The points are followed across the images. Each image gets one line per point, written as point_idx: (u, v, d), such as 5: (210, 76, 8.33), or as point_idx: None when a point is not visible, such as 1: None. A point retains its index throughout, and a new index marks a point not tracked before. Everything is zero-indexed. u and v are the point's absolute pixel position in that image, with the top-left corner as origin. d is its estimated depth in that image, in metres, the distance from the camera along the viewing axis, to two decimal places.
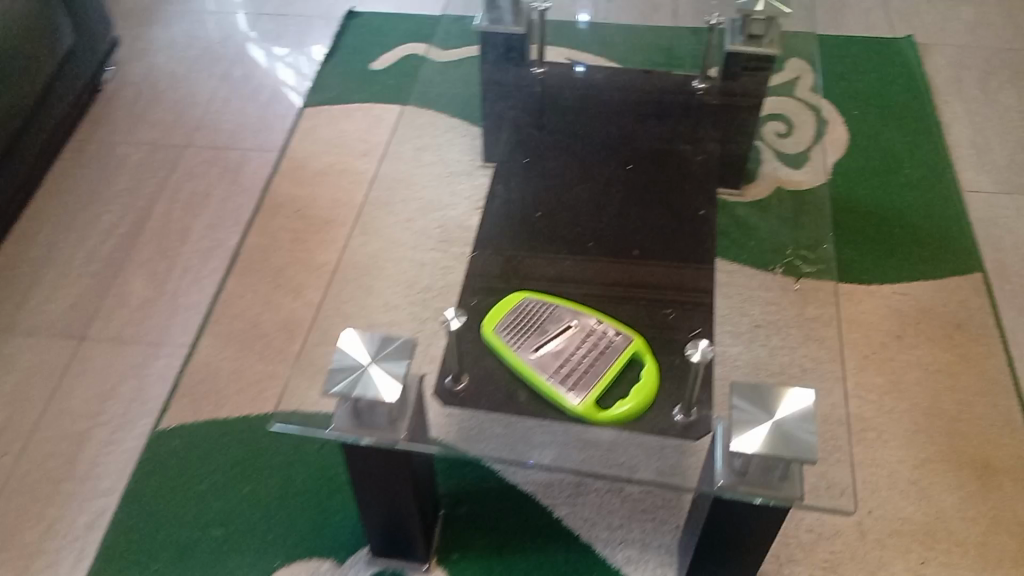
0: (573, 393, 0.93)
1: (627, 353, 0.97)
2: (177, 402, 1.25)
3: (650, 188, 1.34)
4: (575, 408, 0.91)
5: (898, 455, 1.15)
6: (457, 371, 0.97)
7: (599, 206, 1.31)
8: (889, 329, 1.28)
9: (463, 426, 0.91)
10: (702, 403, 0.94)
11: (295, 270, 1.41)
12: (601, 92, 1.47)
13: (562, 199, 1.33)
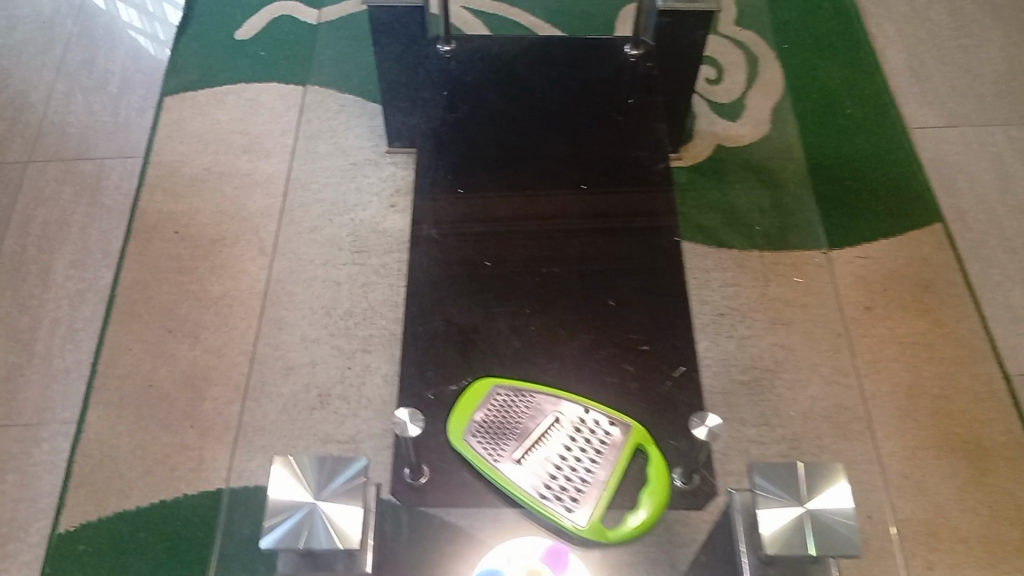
0: (572, 506, 0.73)
1: (628, 449, 0.77)
2: (73, 496, 1.06)
3: (618, 183, 1.01)
4: (579, 530, 0.72)
5: (887, 447, 1.08)
6: (414, 462, 0.80)
7: (561, 221, 0.98)
8: (857, 301, 1.19)
9: (426, 546, 0.75)
10: (704, 467, 0.81)
11: (188, 308, 1.20)
12: (528, 41, 1.12)
13: (510, 218, 0.99)
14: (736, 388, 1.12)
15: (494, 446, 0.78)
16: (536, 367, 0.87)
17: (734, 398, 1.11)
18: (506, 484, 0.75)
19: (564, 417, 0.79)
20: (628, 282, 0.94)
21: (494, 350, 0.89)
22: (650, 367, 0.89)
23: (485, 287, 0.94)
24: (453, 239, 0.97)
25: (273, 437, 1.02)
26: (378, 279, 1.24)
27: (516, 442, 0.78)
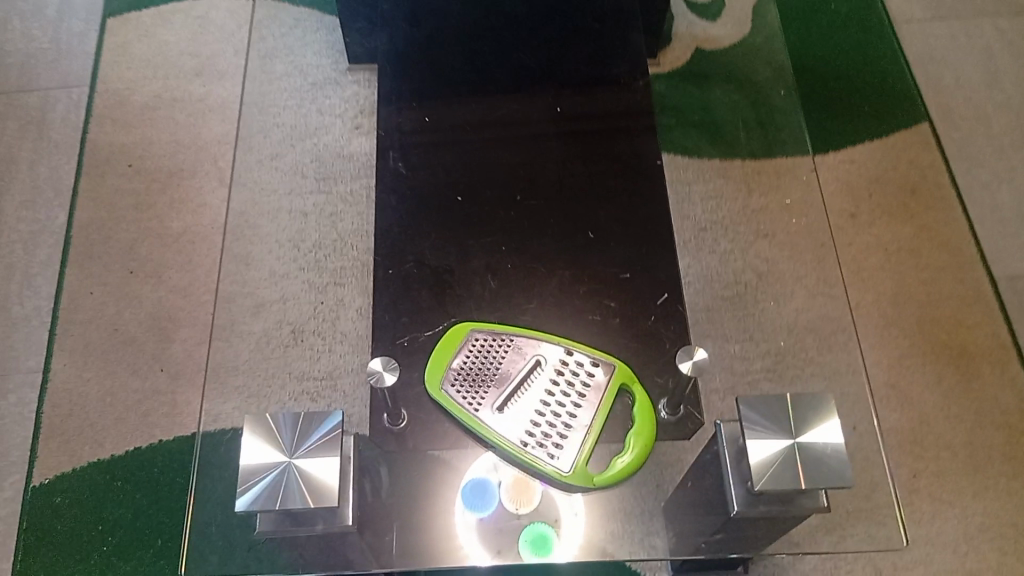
0: (555, 456, 0.65)
1: (612, 387, 0.68)
2: (46, 447, 1.03)
3: (595, 103, 0.97)
4: (563, 476, 0.64)
5: (873, 357, 1.06)
6: (392, 407, 0.81)
7: (536, 149, 0.95)
8: (842, 208, 1.15)
9: (417, 498, 0.76)
10: (688, 397, 0.81)
11: (150, 247, 1.15)
12: None
13: (482, 149, 0.95)
14: (720, 303, 1.09)
15: (471, 394, 0.69)
16: (516, 306, 0.85)
17: (717, 316, 1.08)
18: (481, 431, 0.66)
19: (546, 356, 0.70)
20: (610, 210, 0.91)
21: (469, 292, 0.87)
22: (634, 299, 0.86)
23: (458, 220, 0.91)
24: (421, 171, 0.93)
25: (246, 377, 1.00)
26: (347, 207, 1.19)
27: (493, 388, 0.68)
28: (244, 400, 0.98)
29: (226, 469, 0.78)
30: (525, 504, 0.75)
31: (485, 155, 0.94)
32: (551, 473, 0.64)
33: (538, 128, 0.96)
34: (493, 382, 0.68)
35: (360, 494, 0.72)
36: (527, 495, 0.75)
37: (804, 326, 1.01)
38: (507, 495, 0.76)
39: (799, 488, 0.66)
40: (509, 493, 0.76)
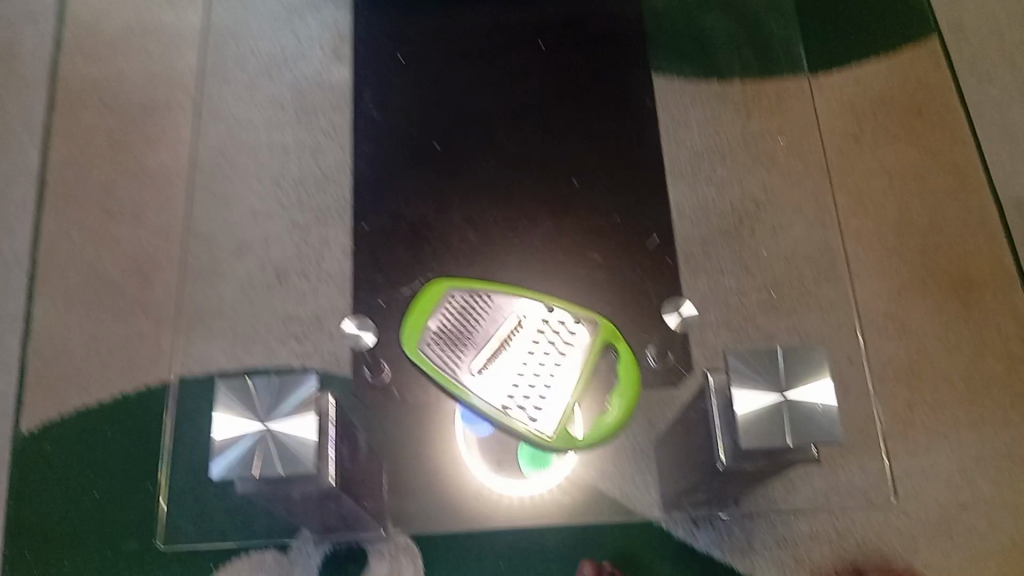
0: (536, 417, 0.63)
1: (596, 350, 0.65)
2: (32, 394, 1.02)
3: (586, 57, 1.06)
4: (545, 440, 0.62)
5: (872, 288, 1.03)
6: (374, 361, 0.86)
7: (528, 106, 1.02)
8: (844, 130, 1.10)
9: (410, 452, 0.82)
10: (668, 351, 0.87)
11: (127, 186, 1.12)
12: None
13: (472, 103, 1.02)
14: (717, 235, 1.00)
15: (449, 351, 0.65)
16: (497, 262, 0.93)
17: None
18: (461, 394, 0.63)
19: (528, 316, 0.66)
20: (598, 161, 1.00)
21: (449, 244, 0.94)
22: (614, 249, 0.95)
23: (440, 171, 0.98)
24: (401, 121, 1.00)
25: (230, 320, 1.00)
26: (329, 142, 1.13)
27: (472, 348, 0.65)
28: (229, 344, 0.99)
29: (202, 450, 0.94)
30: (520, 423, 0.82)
31: (473, 110, 1.01)
32: (535, 441, 0.62)
33: (529, 86, 1.03)
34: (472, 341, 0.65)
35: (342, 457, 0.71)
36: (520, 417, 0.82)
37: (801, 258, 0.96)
38: None
39: (780, 446, 0.65)
40: None
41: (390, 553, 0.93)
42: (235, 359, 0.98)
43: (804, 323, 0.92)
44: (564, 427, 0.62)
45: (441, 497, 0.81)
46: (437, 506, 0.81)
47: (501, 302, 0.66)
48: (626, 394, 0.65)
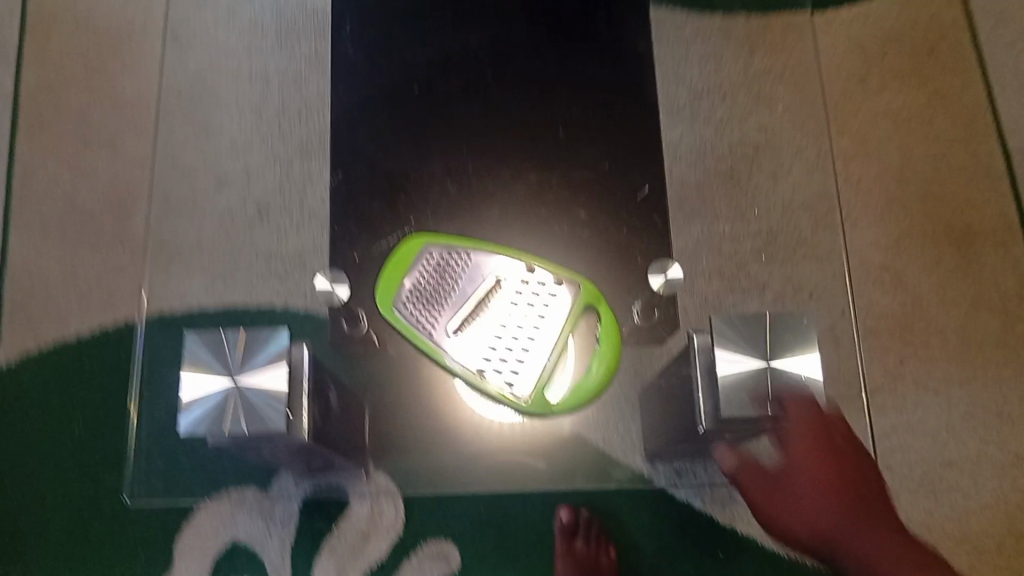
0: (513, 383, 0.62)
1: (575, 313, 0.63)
2: (11, 327, 1.00)
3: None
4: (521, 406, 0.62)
5: (871, 238, 1.01)
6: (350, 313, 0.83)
7: (523, 45, 0.91)
8: (851, 71, 1.06)
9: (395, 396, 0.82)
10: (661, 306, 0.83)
11: (105, 113, 1.07)
12: None
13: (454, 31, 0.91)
14: (713, 181, 1.00)
15: (425, 312, 0.63)
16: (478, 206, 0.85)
17: (709, 193, 1.00)
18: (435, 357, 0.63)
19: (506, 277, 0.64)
20: (590, 107, 0.88)
21: (424, 199, 0.86)
22: (609, 208, 0.85)
23: (411, 118, 0.88)
24: (370, 40, 0.91)
25: (211, 257, 0.98)
26: (310, 71, 1.08)
27: (448, 311, 0.63)
28: (209, 281, 0.98)
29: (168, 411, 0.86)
30: None
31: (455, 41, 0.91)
32: (510, 408, 0.62)
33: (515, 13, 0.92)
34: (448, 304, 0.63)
35: (315, 414, 0.69)
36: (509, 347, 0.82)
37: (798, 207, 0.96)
38: None
39: (758, 413, 0.64)
40: None
41: (372, 496, 0.90)
42: (215, 295, 0.99)
43: (798, 274, 0.93)
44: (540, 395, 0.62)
45: (426, 440, 0.82)
46: (422, 447, 0.82)
47: (479, 260, 0.64)
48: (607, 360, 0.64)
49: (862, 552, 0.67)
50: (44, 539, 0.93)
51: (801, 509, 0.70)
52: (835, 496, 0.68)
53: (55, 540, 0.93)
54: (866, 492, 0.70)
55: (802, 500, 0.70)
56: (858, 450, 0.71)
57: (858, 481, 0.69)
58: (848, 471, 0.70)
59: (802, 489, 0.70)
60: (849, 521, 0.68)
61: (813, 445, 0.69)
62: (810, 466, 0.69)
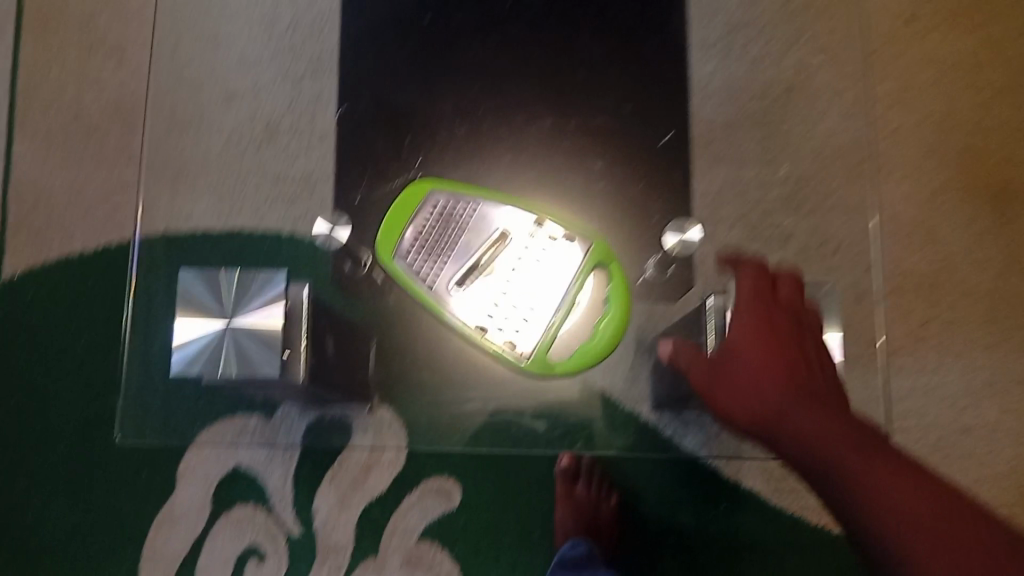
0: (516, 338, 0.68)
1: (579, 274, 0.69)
2: (15, 239, 0.98)
3: None
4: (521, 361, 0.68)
5: (904, 191, 0.96)
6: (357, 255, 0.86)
7: None
8: (898, 9, 0.99)
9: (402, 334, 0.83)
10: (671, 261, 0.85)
11: (112, 19, 1.03)
12: None
13: None
14: (742, 121, 0.91)
15: (428, 262, 0.70)
16: (492, 145, 0.90)
17: (735, 132, 0.91)
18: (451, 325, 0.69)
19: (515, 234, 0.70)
20: (607, 40, 0.94)
21: (435, 127, 0.91)
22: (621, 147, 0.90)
23: (425, 46, 0.93)
24: None
25: (218, 176, 0.96)
26: None
27: (452, 261, 0.69)
28: (217, 201, 0.96)
29: (157, 351, 0.84)
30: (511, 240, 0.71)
31: None
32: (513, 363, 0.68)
33: None
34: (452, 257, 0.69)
35: (313, 352, 0.68)
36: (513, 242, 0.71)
37: (833, 153, 0.87)
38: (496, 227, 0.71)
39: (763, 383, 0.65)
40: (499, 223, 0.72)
41: (374, 426, 0.87)
42: (222, 218, 0.96)
43: (826, 227, 0.85)
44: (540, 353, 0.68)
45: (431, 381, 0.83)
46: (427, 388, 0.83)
47: (485, 209, 0.71)
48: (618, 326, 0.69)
49: (802, 412, 0.61)
50: (51, 455, 0.92)
51: (736, 383, 0.66)
52: (772, 375, 0.64)
53: (62, 456, 0.92)
54: (807, 369, 0.65)
55: (738, 367, 0.66)
56: (802, 323, 0.68)
57: (798, 359, 0.65)
58: (787, 343, 0.66)
59: (736, 353, 0.67)
60: (797, 401, 0.62)
61: (758, 298, 0.68)
62: (748, 352, 0.66)
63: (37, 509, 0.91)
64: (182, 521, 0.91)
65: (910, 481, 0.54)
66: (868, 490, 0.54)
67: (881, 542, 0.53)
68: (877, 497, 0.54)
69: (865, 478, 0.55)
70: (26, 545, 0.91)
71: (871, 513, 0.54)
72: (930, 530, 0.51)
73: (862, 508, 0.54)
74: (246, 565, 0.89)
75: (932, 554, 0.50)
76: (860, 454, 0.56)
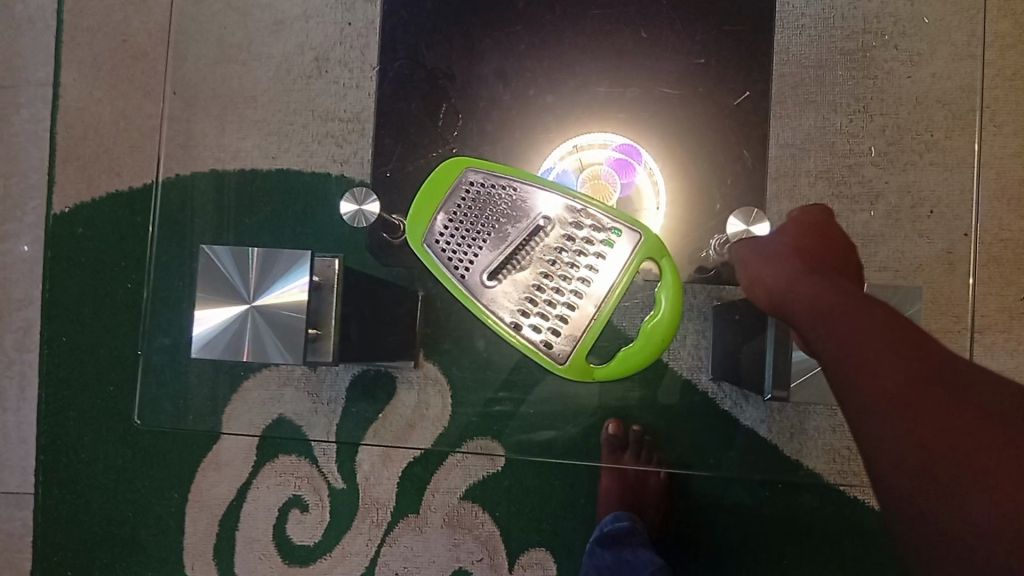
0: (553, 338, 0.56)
1: (631, 263, 0.56)
2: (64, 171, 0.96)
3: None
4: (558, 370, 0.56)
5: (1017, 147, 0.84)
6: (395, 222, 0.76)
7: None
8: None
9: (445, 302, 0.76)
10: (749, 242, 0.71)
11: None
12: None
13: None
14: (834, 59, 0.79)
15: (461, 243, 0.58)
16: (533, 99, 0.76)
17: (829, 73, 0.79)
18: (472, 308, 0.57)
19: (555, 216, 0.57)
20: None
21: (476, 104, 0.77)
22: (697, 118, 0.74)
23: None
24: None
25: (266, 111, 0.87)
26: None
27: (490, 241, 0.57)
28: (264, 139, 0.88)
29: (178, 331, 0.78)
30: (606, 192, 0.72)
31: None
32: (545, 366, 0.55)
33: None
34: (487, 236, 0.57)
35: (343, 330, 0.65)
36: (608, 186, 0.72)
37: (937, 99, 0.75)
38: (589, 179, 0.72)
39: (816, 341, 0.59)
40: (589, 182, 0.72)
41: (419, 383, 0.81)
42: (270, 157, 0.89)
43: (918, 184, 0.75)
44: (580, 358, 0.55)
45: (467, 347, 0.76)
46: (465, 357, 0.75)
47: (526, 191, 0.57)
48: (660, 338, 0.57)
49: (854, 312, 0.49)
50: (102, 393, 0.93)
51: (786, 275, 0.55)
52: (800, 260, 0.56)
53: (114, 395, 0.93)
54: (846, 270, 0.58)
55: (789, 267, 0.56)
56: (850, 259, 0.59)
57: (844, 266, 0.58)
58: (835, 255, 0.58)
59: (790, 256, 0.57)
60: (854, 300, 0.51)
61: (809, 245, 0.58)
62: (785, 256, 0.57)
63: (90, 444, 0.93)
64: (227, 468, 0.90)
65: (937, 382, 0.44)
66: (894, 393, 0.44)
67: (891, 449, 0.43)
68: (906, 409, 0.43)
69: (886, 381, 0.45)
70: (80, 480, 0.93)
71: (893, 415, 0.43)
72: (957, 408, 0.42)
73: (896, 397, 0.44)
74: (290, 514, 0.89)
75: (961, 456, 0.40)
76: (876, 343, 0.46)
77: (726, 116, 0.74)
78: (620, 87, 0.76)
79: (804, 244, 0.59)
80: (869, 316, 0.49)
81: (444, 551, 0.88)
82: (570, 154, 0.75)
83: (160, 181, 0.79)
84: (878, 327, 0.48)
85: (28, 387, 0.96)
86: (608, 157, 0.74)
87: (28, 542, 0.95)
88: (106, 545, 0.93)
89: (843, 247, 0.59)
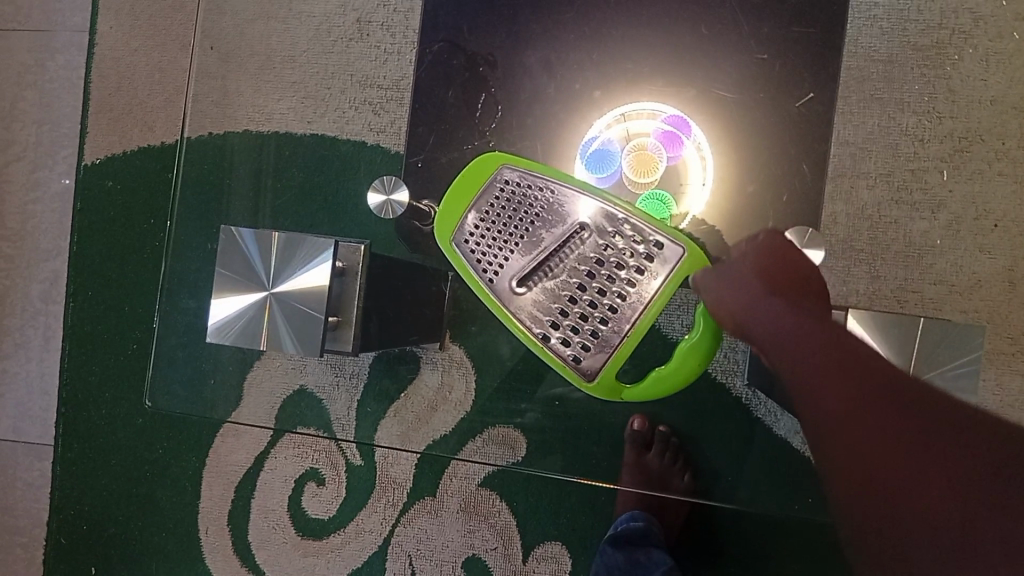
0: (582, 354, 0.55)
1: (672, 279, 0.54)
2: (96, 123, 0.94)
3: None
4: (585, 386, 0.55)
5: None
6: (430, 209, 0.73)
7: None
8: None
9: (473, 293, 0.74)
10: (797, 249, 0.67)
11: None
12: None
13: None
14: None
15: (492, 246, 0.57)
16: (580, 93, 0.73)
17: (898, 70, 0.72)
18: (500, 314, 0.56)
19: (591, 222, 0.56)
20: None
21: (520, 86, 0.73)
22: (752, 120, 0.70)
23: None
24: None
25: (305, 73, 0.83)
26: None
27: (522, 246, 0.56)
28: (300, 103, 0.83)
29: (203, 294, 0.73)
30: (650, 169, 0.67)
31: None
32: (573, 382, 0.55)
33: None
34: (520, 240, 0.56)
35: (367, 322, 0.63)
36: (652, 163, 0.67)
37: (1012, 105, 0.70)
38: (632, 155, 0.68)
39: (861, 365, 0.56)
40: (632, 156, 0.68)
41: (443, 364, 0.76)
42: (305, 121, 0.84)
43: None
44: (607, 376, 0.55)
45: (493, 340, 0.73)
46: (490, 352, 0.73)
47: (563, 195, 0.57)
48: (697, 358, 0.55)
49: (812, 372, 0.56)
50: (124, 350, 0.92)
51: (747, 297, 0.55)
52: (761, 279, 0.57)
53: (135, 354, 0.92)
54: (806, 290, 0.58)
55: (750, 287, 0.56)
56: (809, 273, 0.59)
57: (801, 289, 0.58)
58: (793, 279, 0.58)
59: (749, 277, 0.57)
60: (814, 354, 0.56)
61: (770, 267, 0.58)
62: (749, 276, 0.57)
63: (111, 400, 0.93)
64: (246, 435, 0.90)
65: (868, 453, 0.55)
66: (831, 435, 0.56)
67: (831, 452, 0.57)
68: (842, 440, 0.56)
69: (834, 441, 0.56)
70: (100, 436, 0.93)
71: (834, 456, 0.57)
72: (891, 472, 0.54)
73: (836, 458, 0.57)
74: (306, 487, 0.88)
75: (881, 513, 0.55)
76: (832, 417, 0.56)
77: (787, 123, 0.69)
78: (675, 86, 0.71)
79: (766, 264, 0.58)
80: (827, 377, 0.56)
81: (458, 537, 0.86)
82: (616, 124, 0.71)
83: (186, 138, 0.73)
84: (835, 392, 0.56)
85: (54, 338, 0.95)
86: (655, 129, 0.69)
87: (46, 494, 0.95)
88: (123, 502, 0.93)
89: (800, 262, 0.59)
